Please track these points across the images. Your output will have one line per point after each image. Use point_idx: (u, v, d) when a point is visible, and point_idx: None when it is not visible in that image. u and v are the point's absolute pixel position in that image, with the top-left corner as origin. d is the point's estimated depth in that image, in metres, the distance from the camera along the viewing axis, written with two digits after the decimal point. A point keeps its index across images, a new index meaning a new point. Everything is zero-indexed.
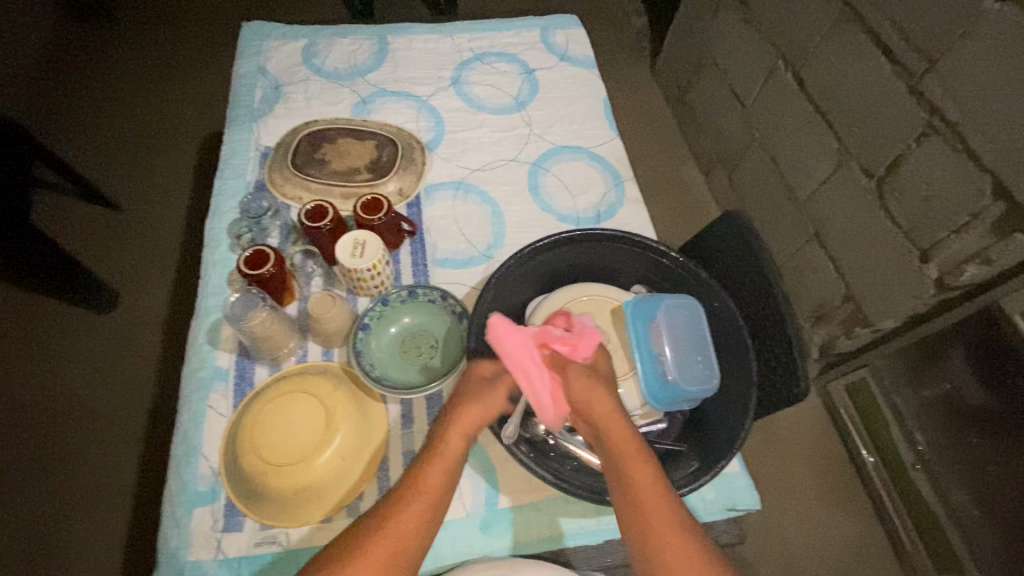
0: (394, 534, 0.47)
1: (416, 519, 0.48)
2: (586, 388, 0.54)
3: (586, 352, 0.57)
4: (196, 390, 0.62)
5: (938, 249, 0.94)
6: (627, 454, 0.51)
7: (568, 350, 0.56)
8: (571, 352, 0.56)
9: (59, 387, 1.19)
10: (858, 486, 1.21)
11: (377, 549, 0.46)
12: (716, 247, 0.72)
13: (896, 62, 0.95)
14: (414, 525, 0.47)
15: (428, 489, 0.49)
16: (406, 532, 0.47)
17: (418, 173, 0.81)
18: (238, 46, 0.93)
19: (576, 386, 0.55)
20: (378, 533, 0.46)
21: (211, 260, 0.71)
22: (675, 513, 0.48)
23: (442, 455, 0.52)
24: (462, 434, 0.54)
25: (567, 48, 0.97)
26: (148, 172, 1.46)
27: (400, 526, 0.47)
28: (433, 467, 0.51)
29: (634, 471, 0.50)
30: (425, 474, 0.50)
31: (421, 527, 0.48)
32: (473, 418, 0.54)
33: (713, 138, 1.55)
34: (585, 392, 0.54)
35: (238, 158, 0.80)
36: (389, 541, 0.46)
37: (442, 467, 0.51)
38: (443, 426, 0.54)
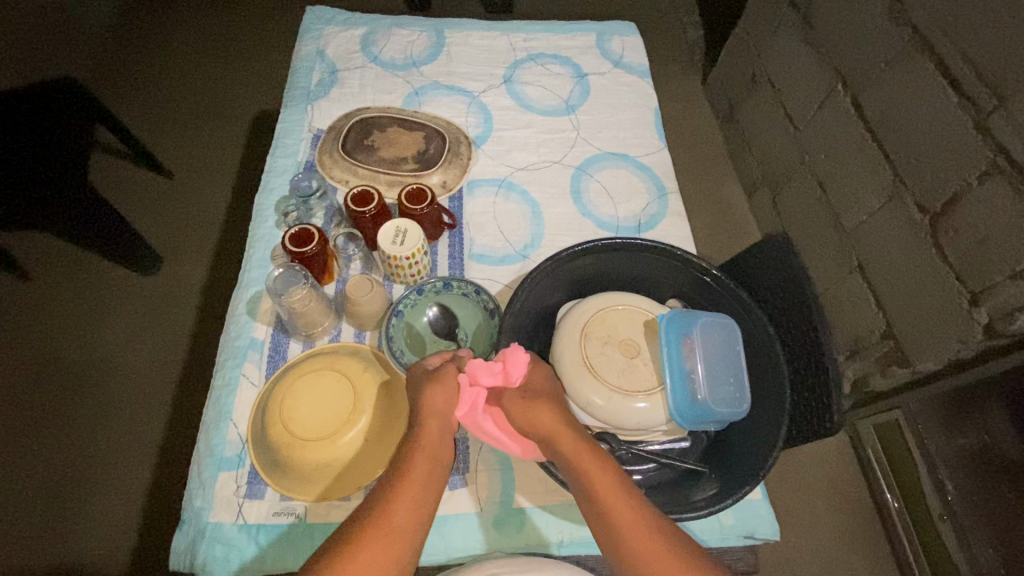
0: (389, 521, 0.46)
1: (410, 509, 0.47)
2: (519, 411, 0.52)
3: (517, 377, 0.54)
4: (231, 358, 0.64)
5: (990, 293, 0.90)
6: (600, 489, 0.48)
7: (500, 381, 0.54)
8: (503, 382, 0.54)
9: (99, 341, 1.25)
10: (878, 529, 1.17)
11: (371, 537, 0.45)
12: (757, 269, 0.70)
13: (964, 96, 0.92)
14: (411, 514, 0.47)
15: (415, 478, 0.49)
16: (400, 522, 0.46)
17: (463, 167, 0.81)
18: (300, 29, 0.95)
19: (514, 410, 0.53)
20: (372, 522, 0.45)
21: (256, 234, 0.73)
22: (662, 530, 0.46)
23: (425, 445, 0.51)
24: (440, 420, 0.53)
25: (622, 55, 0.96)
26: (201, 144, 1.52)
27: (393, 516, 0.46)
28: (419, 453, 0.50)
29: (615, 509, 0.47)
30: (413, 464, 0.50)
31: (416, 517, 0.47)
32: (440, 400, 0.53)
33: (760, 158, 1.52)
34: (519, 414, 0.52)
35: (290, 137, 0.82)
36: (385, 532, 0.45)
37: (428, 456, 0.51)
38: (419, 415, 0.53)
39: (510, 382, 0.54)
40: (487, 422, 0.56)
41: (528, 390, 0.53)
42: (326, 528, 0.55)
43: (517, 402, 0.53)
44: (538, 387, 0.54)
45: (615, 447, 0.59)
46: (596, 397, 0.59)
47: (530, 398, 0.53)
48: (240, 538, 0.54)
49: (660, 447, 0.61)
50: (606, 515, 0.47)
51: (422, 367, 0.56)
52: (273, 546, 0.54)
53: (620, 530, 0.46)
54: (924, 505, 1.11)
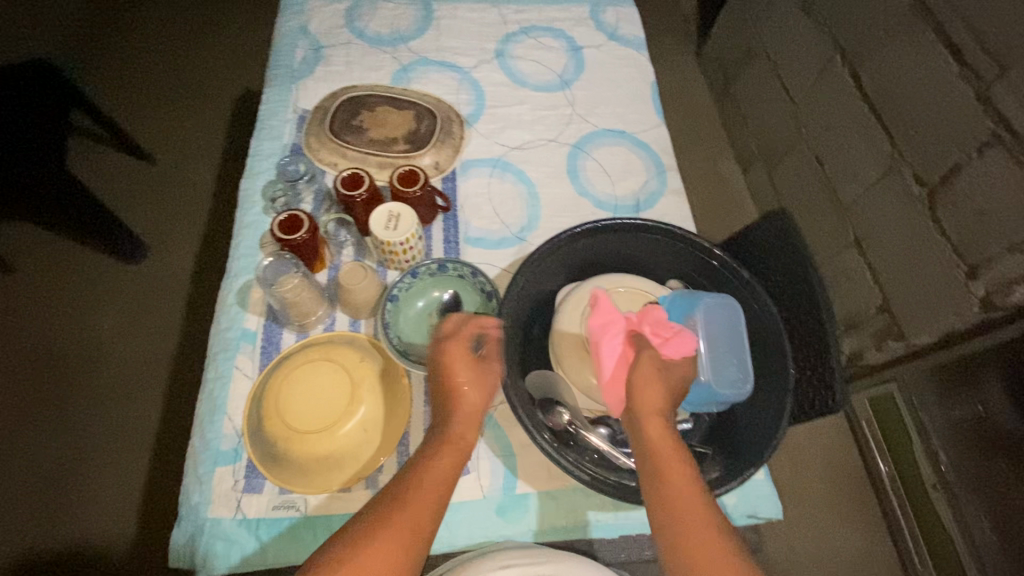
0: (412, 514, 0.47)
1: (432, 502, 0.49)
2: (646, 373, 0.54)
3: (674, 353, 0.56)
4: (223, 350, 0.62)
5: (988, 266, 0.90)
6: (670, 469, 0.49)
7: (659, 341, 0.57)
8: (657, 346, 0.56)
9: (88, 333, 1.22)
10: (872, 499, 1.19)
11: (394, 529, 0.46)
12: (759, 247, 0.69)
13: (965, 65, 0.90)
14: (432, 507, 0.49)
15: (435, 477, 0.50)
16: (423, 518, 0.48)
17: (455, 147, 0.79)
18: (281, 4, 0.91)
19: (645, 367, 0.54)
20: (397, 514, 0.47)
21: (243, 221, 0.70)
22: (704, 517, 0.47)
23: (454, 444, 0.53)
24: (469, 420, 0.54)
25: (617, 27, 0.93)
26: (182, 126, 1.46)
27: (417, 510, 0.48)
28: (447, 450, 0.52)
29: (675, 489, 0.49)
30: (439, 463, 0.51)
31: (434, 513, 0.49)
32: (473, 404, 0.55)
33: (756, 132, 1.50)
34: (644, 375, 0.54)
35: (275, 119, 0.79)
36: (407, 521, 0.47)
37: (452, 454, 0.52)
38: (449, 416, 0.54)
39: (666, 350, 0.56)
40: (609, 349, 0.56)
41: (668, 368, 0.55)
42: (328, 520, 0.54)
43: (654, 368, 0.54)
44: (675, 376, 0.55)
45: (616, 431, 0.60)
46: (591, 377, 0.58)
47: (665, 371, 0.54)
48: (240, 533, 0.53)
49: None
50: (663, 490, 0.49)
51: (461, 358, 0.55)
52: (274, 540, 0.53)
53: (673, 501, 0.48)
54: (918, 475, 1.13)
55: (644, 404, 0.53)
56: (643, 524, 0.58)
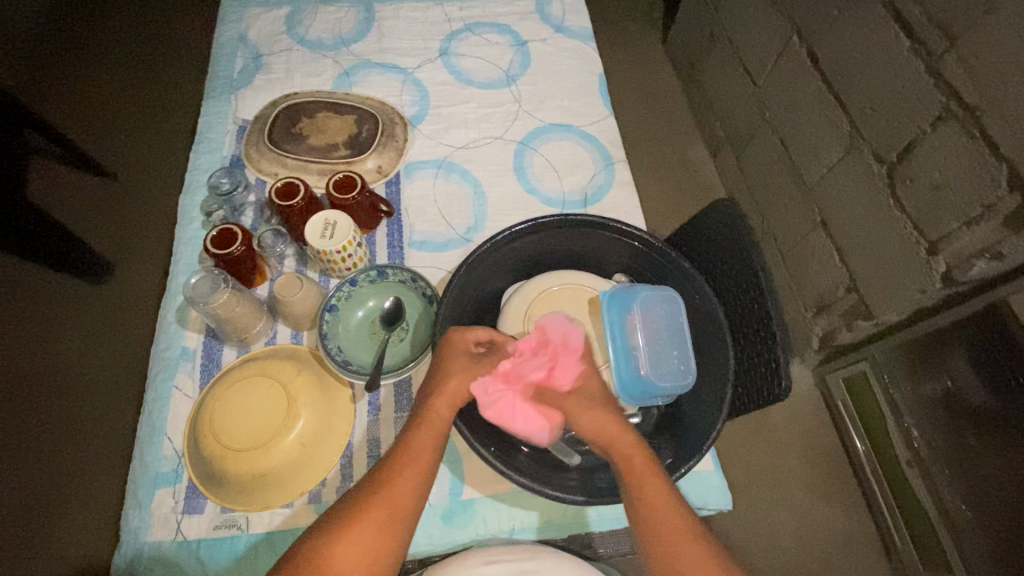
0: (388, 502, 0.47)
1: (411, 489, 0.48)
2: (579, 412, 0.53)
3: (566, 379, 0.56)
4: (162, 370, 0.61)
5: (948, 242, 0.89)
6: (644, 487, 0.49)
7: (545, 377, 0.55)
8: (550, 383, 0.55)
9: (54, 355, 1.21)
10: (851, 479, 1.19)
11: (368, 519, 0.46)
12: (704, 235, 0.68)
13: (915, 39, 0.89)
14: (408, 493, 0.48)
15: (414, 460, 0.50)
16: (399, 503, 0.48)
17: (399, 150, 0.77)
18: (219, 13, 0.89)
19: (575, 409, 0.54)
20: (372, 504, 0.47)
21: (182, 238, 0.69)
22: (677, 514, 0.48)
23: (431, 425, 0.52)
24: (451, 403, 0.53)
25: (563, 19, 0.92)
26: (143, 142, 1.45)
27: (393, 494, 0.48)
28: (422, 431, 0.51)
29: (655, 506, 0.48)
30: (415, 442, 0.51)
31: (415, 496, 0.49)
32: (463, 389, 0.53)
33: (722, 117, 1.49)
34: (583, 418, 0.53)
35: (214, 131, 0.78)
36: (387, 511, 0.47)
37: (431, 434, 0.52)
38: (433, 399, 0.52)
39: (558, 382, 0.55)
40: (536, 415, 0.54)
41: (586, 394, 0.55)
42: (270, 539, 0.54)
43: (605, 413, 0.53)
44: (596, 394, 0.55)
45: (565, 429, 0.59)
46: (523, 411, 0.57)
47: (587, 400, 0.54)
48: (181, 556, 0.53)
49: None
50: (640, 502, 0.48)
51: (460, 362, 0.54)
52: (216, 561, 0.53)
53: (651, 515, 0.48)
54: (894, 453, 1.13)
55: (603, 434, 0.52)
56: (590, 522, 0.57)
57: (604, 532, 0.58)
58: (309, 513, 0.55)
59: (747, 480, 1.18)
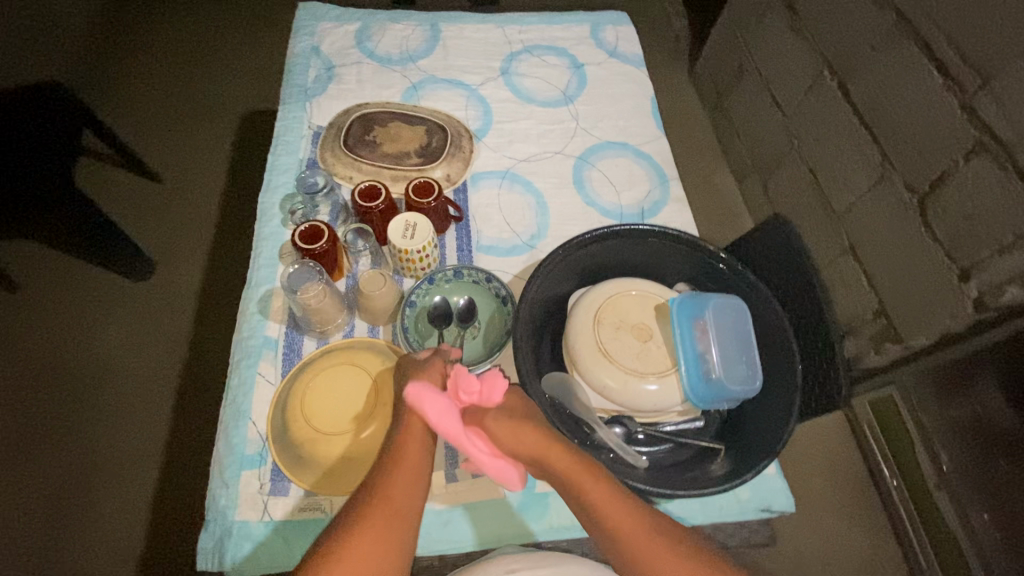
0: (388, 506, 0.46)
1: (407, 489, 0.48)
2: (508, 433, 0.51)
3: (495, 397, 0.53)
4: (246, 357, 0.63)
5: (979, 268, 0.93)
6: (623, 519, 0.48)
7: (476, 399, 0.53)
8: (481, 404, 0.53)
9: (96, 349, 1.22)
10: (876, 501, 1.21)
11: (371, 523, 0.45)
12: (761, 252, 0.72)
13: (949, 77, 0.95)
14: (406, 494, 0.48)
15: (409, 462, 0.50)
16: (398, 502, 0.47)
17: (465, 160, 0.81)
18: (293, 27, 0.94)
19: (502, 433, 0.51)
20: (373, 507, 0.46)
21: (262, 233, 0.72)
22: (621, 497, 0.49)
23: (415, 426, 0.52)
24: (424, 407, 0.54)
25: (616, 45, 0.97)
26: (189, 145, 1.49)
27: (393, 499, 0.47)
28: (410, 435, 0.51)
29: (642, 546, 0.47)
30: (405, 444, 0.50)
31: (412, 496, 0.48)
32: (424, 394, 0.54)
33: (749, 144, 1.55)
34: (508, 439, 0.51)
35: (291, 135, 0.82)
36: (386, 510, 0.46)
37: (418, 436, 0.51)
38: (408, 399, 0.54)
39: (488, 401, 0.53)
40: (472, 447, 0.52)
41: (511, 410, 0.53)
42: None
43: (505, 424, 0.51)
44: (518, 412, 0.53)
45: (632, 429, 0.61)
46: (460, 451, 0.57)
47: (514, 415, 0.52)
48: (267, 535, 0.54)
49: (675, 428, 0.62)
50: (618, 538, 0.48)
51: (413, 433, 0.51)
52: (302, 541, 0.54)
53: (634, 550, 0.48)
54: (921, 477, 1.14)
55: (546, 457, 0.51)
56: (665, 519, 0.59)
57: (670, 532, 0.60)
58: None
59: None
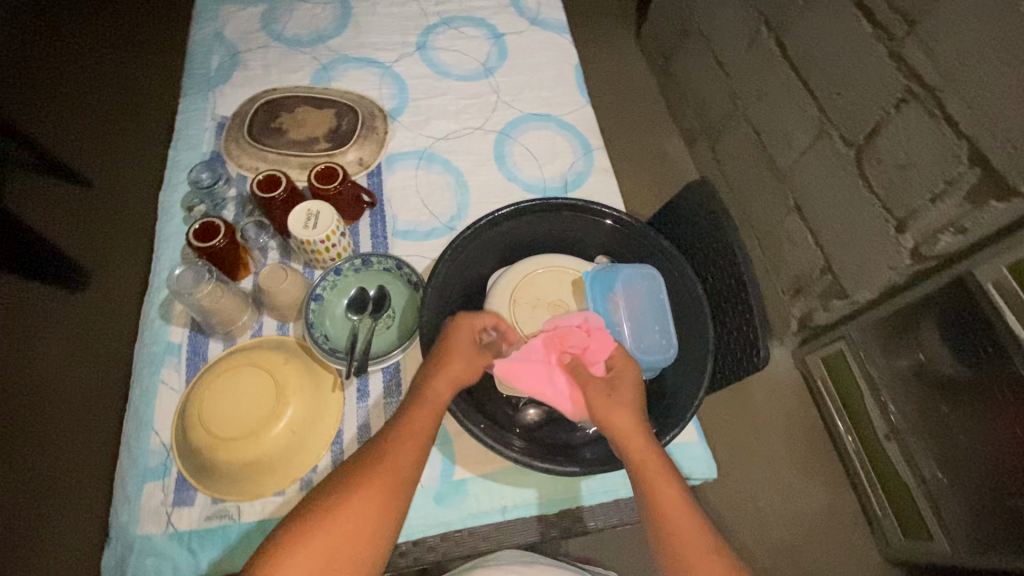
0: (387, 474, 0.48)
1: (409, 460, 0.49)
2: (601, 402, 0.52)
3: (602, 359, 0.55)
4: (147, 365, 0.61)
5: (914, 219, 0.92)
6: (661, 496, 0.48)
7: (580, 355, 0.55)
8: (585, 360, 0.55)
9: (31, 365, 1.18)
10: (832, 454, 1.23)
11: (368, 491, 0.47)
12: (683, 215, 0.70)
13: (877, 25, 0.92)
14: (406, 466, 0.49)
15: (416, 435, 0.50)
16: (401, 471, 0.48)
17: (379, 143, 0.78)
18: (193, 12, 0.89)
19: (596, 401, 0.52)
20: (371, 475, 0.48)
21: (163, 234, 0.69)
22: (673, 485, 0.49)
23: (429, 402, 0.51)
24: (450, 382, 0.52)
25: (538, 11, 0.93)
26: (118, 146, 1.42)
27: (392, 468, 0.48)
28: (421, 410, 0.51)
29: (679, 525, 0.47)
30: (415, 418, 0.51)
31: (412, 468, 0.49)
32: (457, 367, 0.53)
33: (697, 108, 1.52)
34: (600, 406, 0.52)
35: (193, 128, 0.78)
36: (383, 477, 0.48)
37: (432, 411, 0.51)
38: (430, 374, 0.52)
39: (592, 360, 0.55)
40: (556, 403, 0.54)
41: (613, 378, 0.54)
42: (261, 526, 0.53)
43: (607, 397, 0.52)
44: (621, 381, 0.54)
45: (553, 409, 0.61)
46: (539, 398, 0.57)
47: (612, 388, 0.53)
48: (172, 548, 0.52)
49: None
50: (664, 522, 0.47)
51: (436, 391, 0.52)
52: (209, 550, 0.52)
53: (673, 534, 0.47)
54: (872, 429, 1.14)
55: (620, 432, 0.51)
56: (585, 496, 0.58)
57: (593, 507, 0.59)
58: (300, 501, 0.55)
59: (733, 459, 1.21)
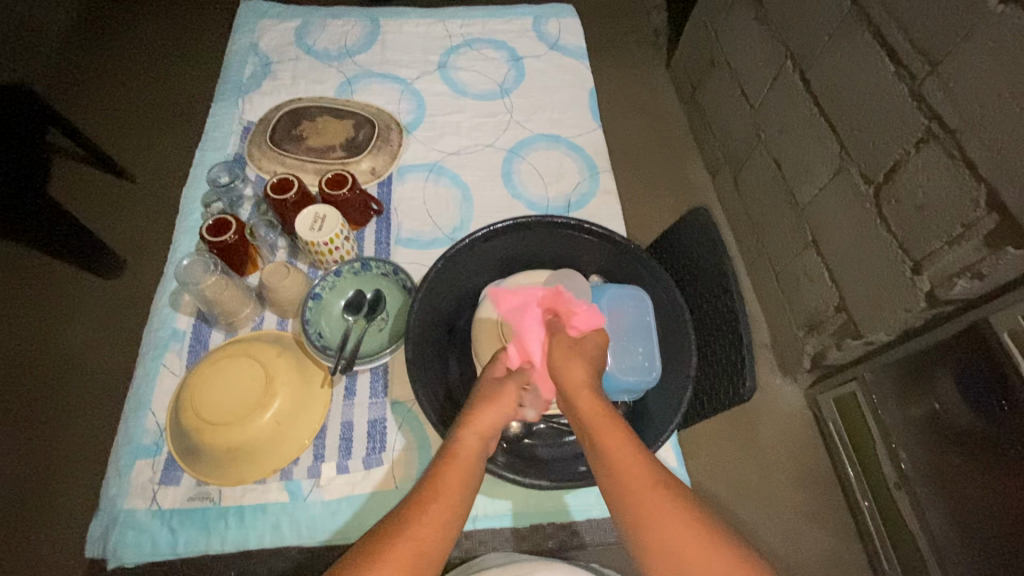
0: (416, 539, 0.45)
1: (439, 523, 0.46)
2: (561, 354, 0.56)
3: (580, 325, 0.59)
4: (153, 349, 0.64)
5: (931, 261, 0.90)
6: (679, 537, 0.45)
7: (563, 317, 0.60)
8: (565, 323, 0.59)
9: (60, 344, 1.25)
10: (840, 500, 1.18)
11: (396, 555, 0.44)
12: (680, 241, 0.70)
13: (899, 64, 0.92)
14: (436, 530, 0.46)
15: (446, 499, 0.48)
16: (428, 539, 0.45)
17: (393, 154, 0.81)
18: (233, 25, 0.95)
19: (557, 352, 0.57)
20: (398, 540, 0.45)
21: (182, 227, 0.73)
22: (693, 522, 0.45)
23: (461, 460, 0.50)
24: (481, 435, 0.51)
25: (558, 37, 0.96)
26: (161, 145, 1.51)
27: (422, 532, 0.45)
28: (452, 468, 0.49)
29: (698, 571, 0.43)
30: (444, 477, 0.49)
31: (442, 534, 0.46)
32: (488, 418, 0.53)
33: (721, 138, 1.52)
34: (559, 357, 0.56)
35: (220, 131, 0.83)
36: (411, 540, 0.45)
37: (461, 469, 0.50)
38: (462, 431, 0.51)
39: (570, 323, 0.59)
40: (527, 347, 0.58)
41: (580, 343, 0.58)
42: (240, 511, 0.56)
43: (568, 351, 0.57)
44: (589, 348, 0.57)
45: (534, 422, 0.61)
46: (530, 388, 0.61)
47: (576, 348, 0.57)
48: (154, 523, 0.55)
49: None
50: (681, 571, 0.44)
51: (469, 444, 0.51)
52: (187, 530, 0.55)
53: None
54: (882, 476, 1.10)
55: (600, 433, 0.50)
56: (556, 511, 0.59)
57: (565, 525, 0.59)
58: (279, 490, 0.57)
59: (734, 495, 1.17)
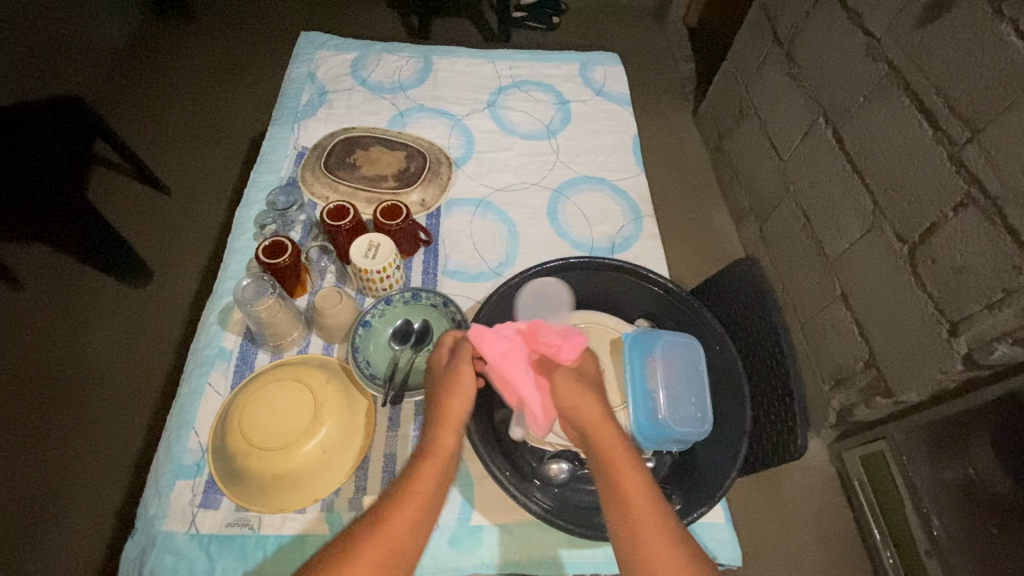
0: (388, 536, 0.47)
1: (409, 520, 0.48)
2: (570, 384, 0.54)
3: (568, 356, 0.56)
4: (198, 366, 0.64)
5: (969, 323, 0.90)
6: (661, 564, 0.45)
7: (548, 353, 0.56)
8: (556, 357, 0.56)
9: (83, 350, 1.24)
10: (865, 563, 1.14)
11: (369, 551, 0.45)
12: (727, 291, 0.70)
13: (939, 129, 0.93)
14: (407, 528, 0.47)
15: (416, 497, 0.49)
16: (399, 536, 0.47)
17: (442, 187, 0.83)
18: (292, 53, 0.99)
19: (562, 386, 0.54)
20: (372, 536, 0.46)
21: (234, 246, 0.74)
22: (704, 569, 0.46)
23: (435, 457, 0.51)
24: (455, 431, 0.53)
25: (604, 84, 0.99)
26: (199, 162, 1.55)
27: (392, 527, 0.47)
28: (426, 464, 0.51)
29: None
30: (417, 475, 0.50)
31: (414, 532, 0.48)
32: (461, 412, 0.53)
33: (747, 187, 1.54)
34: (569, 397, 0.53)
35: (275, 154, 0.85)
36: (383, 537, 0.46)
37: (434, 466, 0.51)
38: (439, 428, 0.52)
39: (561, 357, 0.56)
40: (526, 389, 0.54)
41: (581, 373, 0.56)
42: (278, 541, 0.54)
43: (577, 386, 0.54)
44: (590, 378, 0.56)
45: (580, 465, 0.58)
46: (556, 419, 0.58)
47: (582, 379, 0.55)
48: (191, 548, 0.54)
49: None
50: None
51: (440, 442, 0.52)
52: (224, 558, 0.53)
53: None
54: (912, 541, 1.08)
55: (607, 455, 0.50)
56: (601, 563, 0.56)
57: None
58: (318, 522, 0.55)
59: (757, 552, 1.14)
